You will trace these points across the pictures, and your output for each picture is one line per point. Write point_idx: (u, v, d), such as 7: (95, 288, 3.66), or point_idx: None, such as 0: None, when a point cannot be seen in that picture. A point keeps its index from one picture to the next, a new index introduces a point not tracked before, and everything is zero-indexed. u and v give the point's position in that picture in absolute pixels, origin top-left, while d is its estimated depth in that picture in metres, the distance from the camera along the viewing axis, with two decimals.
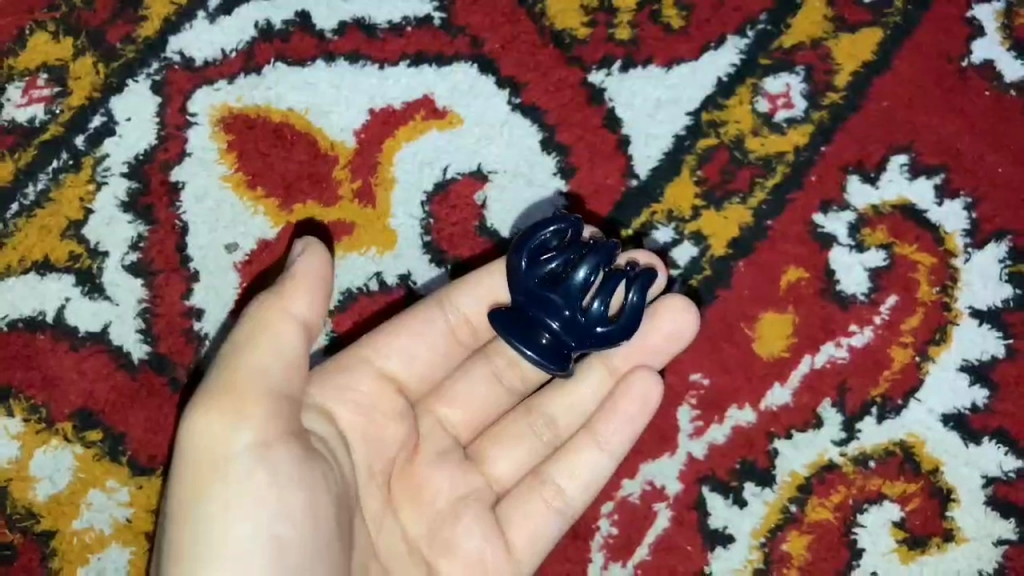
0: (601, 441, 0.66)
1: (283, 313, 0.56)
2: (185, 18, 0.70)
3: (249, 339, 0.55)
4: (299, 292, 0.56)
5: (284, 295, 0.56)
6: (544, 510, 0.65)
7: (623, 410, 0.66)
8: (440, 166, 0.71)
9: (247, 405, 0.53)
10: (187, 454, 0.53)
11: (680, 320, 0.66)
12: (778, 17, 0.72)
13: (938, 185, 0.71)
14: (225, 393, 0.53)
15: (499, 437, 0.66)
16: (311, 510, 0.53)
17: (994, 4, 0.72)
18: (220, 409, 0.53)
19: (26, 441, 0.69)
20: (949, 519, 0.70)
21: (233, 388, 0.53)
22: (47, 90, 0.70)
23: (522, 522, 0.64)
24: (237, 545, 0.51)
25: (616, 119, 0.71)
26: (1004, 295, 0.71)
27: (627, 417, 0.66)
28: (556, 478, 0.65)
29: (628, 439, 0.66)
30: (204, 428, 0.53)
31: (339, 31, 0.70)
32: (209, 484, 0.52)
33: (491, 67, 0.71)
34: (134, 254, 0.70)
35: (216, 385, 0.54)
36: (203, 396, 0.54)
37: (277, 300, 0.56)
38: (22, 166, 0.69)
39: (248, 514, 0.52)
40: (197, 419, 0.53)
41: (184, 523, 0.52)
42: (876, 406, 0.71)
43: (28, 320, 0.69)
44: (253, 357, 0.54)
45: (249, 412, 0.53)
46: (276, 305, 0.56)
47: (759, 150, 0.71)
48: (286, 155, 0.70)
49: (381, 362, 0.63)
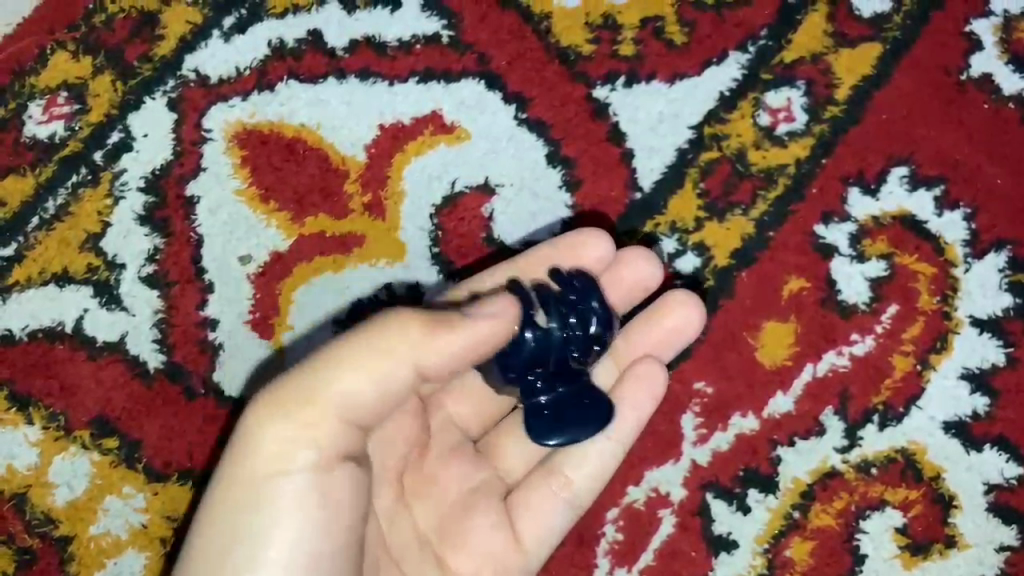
0: (608, 431, 0.67)
1: (388, 348, 0.57)
2: (200, 37, 0.72)
3: (347, 358, 0.57)
4: (419, 332, 0.57)
5: (396, 328, 0.57)
6: (552, 499, 0.66)
7: (630, 398, 0.67)
8: (449, 179, 0.72)
9: (322, 425, 0.56)
10: (250, 445, 0.57)
11: (686, 316, 0.69)
12: (780, 32, 0.73)
13: (937, 196, 0.72)
14: (305, 403, 0.57)
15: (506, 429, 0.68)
16: (356, 526, 0.58)
17: (992, 19, 0.73)
18: (293, 422, 0.56)
19: (45, 448, 0.71)
20: (951, 526, 0.72)
21: (316, 404, 0.56)
22: (67, 107, 0.71)
23: (534, 514, 0.66)
24: (275, 549, 0.56)
25: (620, 133, 0.73)
26: (1004, 304, 0.72)
27: (634, 405, 0.67)
28: (565, 468, 0.66)
29: (633, 429, 0.67)
30: (277, 430, 0.57)
31: (350, 50, 0.72)
32: (266, 482, 0.57)
33: (498, 83, 0.73)
34: (150, 266, 0.71)
35: (303, 392, 0.57)
36: (282, 394, 0.57)
37: (385, 332, 0.57)
38: (42, 181, 0.71)
39: (294, 528, 0.56)
40: (271, 417, 0.57)
41: (233, 514, 0.57)
42: (879, 413, 0.72)
43: (47, 330, 0.71)
44: (349, 380, 0.57)
45: (322, 430, 0.57)
46: (386, 336, 0.57)
47: (761, 163, 0.72)
48: (298, 169, 0.72)
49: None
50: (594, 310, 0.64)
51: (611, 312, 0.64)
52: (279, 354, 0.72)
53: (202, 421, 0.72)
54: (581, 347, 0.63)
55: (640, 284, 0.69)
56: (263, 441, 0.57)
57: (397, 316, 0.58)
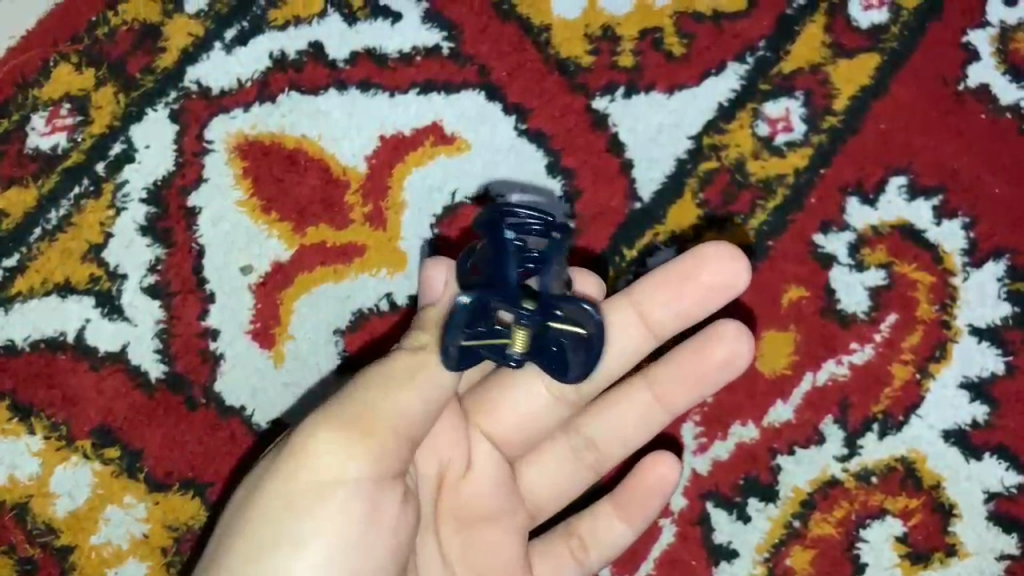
0: (621, 509, 0.70)
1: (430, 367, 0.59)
2: (203, 49, 0.72)
3: (404, 374, 0.59)
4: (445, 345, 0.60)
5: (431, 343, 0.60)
6: (569, 556, 0.71)
7: (642, 483, 0.69)
8: (449, 190, 0.73)
9: (373, 441, 0.58)
10: (305, 456, 0.58)
11: (733, 347, 0.68)
12: (778, 43, 0.73)
13: (936, 206, 0.72)
14: (366, 417, 0.58)
15: (540, 455, 0.71)
16: (401, 541, 0.60)
17: (989, 29, 0.73)
18: (345, 439, 0.58)
19: (46, 458, 0.71)
20: (952, 535, 0.72)
21: (375, 421, 0.58)
22: (70, 119, 0.72)
23: (550, 565, 0.70)
24: (316, 561, 0.57)
25: (619, 144, 0.73)
26: (1002, 313, 0.72)
27: (645, 493, 0.69)
28: (582, 532, 0.71)
29: (648, 514, 0.70)
30: (335, 441, 0.58)
31: (351, 61, 0.73)
32: (318, 492, 0.57)
33: (498, 94, 0.73)
34: (152, 276, 0.72)
35: (361, 406, 0.58)
36: (343, 409, 0.59)
37: (424, 349, 0.60)
38: (45, 192, 0.71)
39: (337, 539, 0.57)
40: (332, 428, 0.58)
41: (273, 530, 0.57)
42: (878, 422, 0.72)
43: (49, 340, 0.71)
44: (399, 397, 0.59)
45: (378, 447, 0.58)
46: (426, 353, 0.60)
47: (760, 173, 0.73)
48: (300, 180, 0.72)
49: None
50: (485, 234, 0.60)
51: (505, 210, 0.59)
52: (280, 364, 0.72)
53: (203, 431, 0.72)
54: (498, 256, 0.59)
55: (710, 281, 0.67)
56: (320, 451, 0.57)
57: (424, 331, 0.61)
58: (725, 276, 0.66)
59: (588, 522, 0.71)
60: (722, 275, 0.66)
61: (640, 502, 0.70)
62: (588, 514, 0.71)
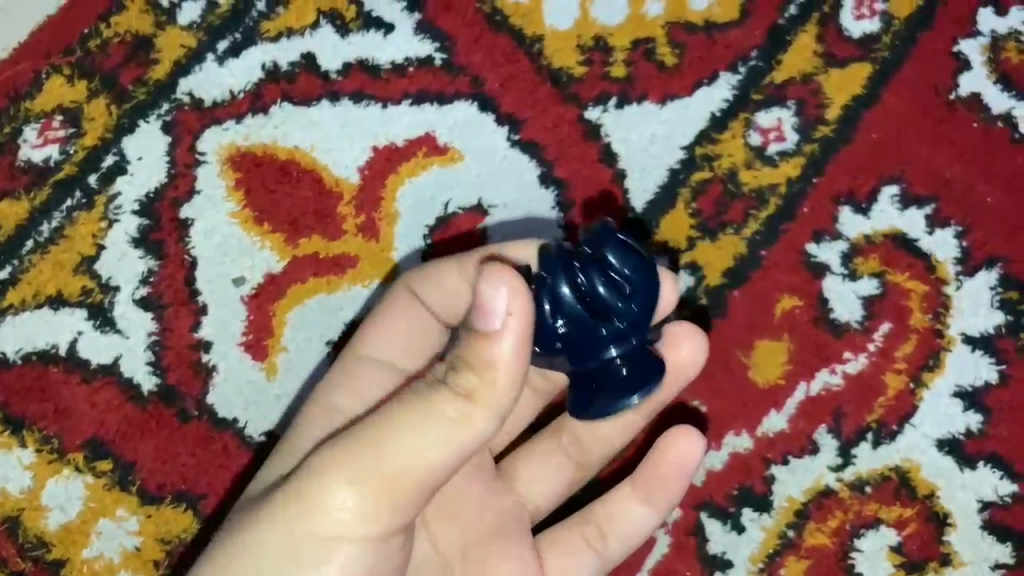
0: (636, 488, 0.70)
1: (472, 424, 0.55)
2: (195, 60, 0.72)
3: (443, 428, 0.55)
4: (494, 396, 0.54)
5: (481, 396, 0.54)
6: (585, 545, 0.70)
7: (660, 462, 0.68)
8: (442, 201, 0.73)
9: (388, 498, 0.56)
10: (315, 503, 0.57)
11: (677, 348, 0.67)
12: (770, 54, 0.73)
13: (929, 215, 0.72)
14: (387, 476, 0.56)
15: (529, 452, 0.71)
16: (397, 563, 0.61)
17: (980, 39, 0.74)
18: (360, 495, 0.56)
19: (39, 471, 0.71)
20: (946, 544, 0.72)
21: (395, 481, 0.56)
22: (62, 131, 0.72)
23: (564, 553, 0.70)
24: None
25: (612, 154, 0.73)
26: (995, 322, 0.72)
27: (659, 475, 0.69)
28: (598, 520, 0.70)
29: (670, 495, 0.69)
30: (350, 498, 0.56)
31: (343, 73, 0.73)
32: (322, 543, 0.57)
33: (491, 104, 0.73)
34: (144, 288, 0.72)
35: (384, 460, 0.56)
36: (366, 460, 0.56)
37: (472, 399, 0.54)
38: (37, 204, 0.71)
39: None
40: (348, 485, 0.56)
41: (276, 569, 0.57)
42: (872, 431, 0.72)
43: (41, 352, 0.71)
44: (427, 455, 0.55)
45: (390, 508, 0.57)
46: (473, 404, 0.54)
47: (753, 183, 0.73)
48: (292, 192, 0.72)
49: (384, 357, 0.69)
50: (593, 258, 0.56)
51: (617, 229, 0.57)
52: (273, 376, 0.72)
53: (196, 443, 0.72)
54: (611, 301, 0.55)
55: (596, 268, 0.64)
56: (329, 505, 0.57)
57: (475, 374, 0.54)
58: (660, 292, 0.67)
59: (604, 511, 0.70)
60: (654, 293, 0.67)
61: (657, 485, 0.69)
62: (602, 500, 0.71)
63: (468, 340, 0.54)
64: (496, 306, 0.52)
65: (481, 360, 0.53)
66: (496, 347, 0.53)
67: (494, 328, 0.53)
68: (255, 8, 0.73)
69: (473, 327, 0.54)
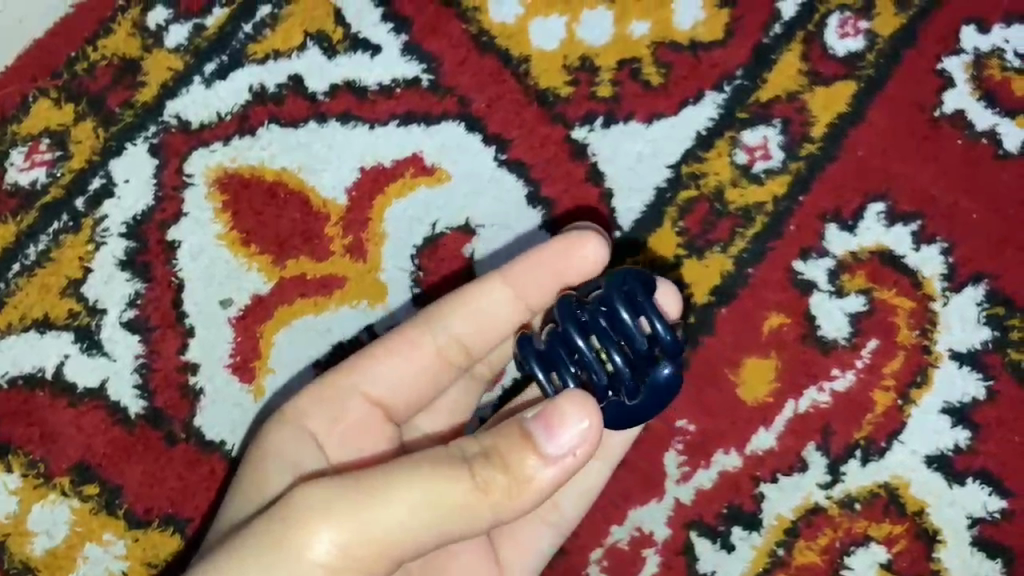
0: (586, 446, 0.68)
1: (470, 517, 0.51)
2: (182, 83, 0.72)
3: (445, 512, 0.51)
4: (504, 500, 0.51)
5: (495, 494, 0.51)
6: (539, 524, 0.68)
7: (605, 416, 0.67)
8: (430, 221, 0.73)
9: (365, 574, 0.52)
10: (290, 539, 0.51)
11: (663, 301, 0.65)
12: (755, 72, 0.74)
13: (914, 232, 0.73)
14: (370, 538, 0.51)
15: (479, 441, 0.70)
16: None
17: (963, 56, 0.74)
18: (343, 563, 0.51)
19: (25, 496, 0.71)
20: (936, 561, 0.72)
21: (378, 546, 0.51)
22: (49, 154, 0.72)
23: (520, 538, 0.68)
24: None
25: (598, 173, 0.73)
26: (982, 338, 0.72)
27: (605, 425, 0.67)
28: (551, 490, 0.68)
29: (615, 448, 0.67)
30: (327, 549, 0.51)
31: (330, 94, 0.73)
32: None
33: (478, 125, 0.74)
34: (131, 311, 0.72)
35: (375, 518, 0.51)
36: (357, 512, 0.51)
37: (486, 492, 0.51)
38: (23, 228, 0.71)
39: None
40: (332, 532, 0.51)
41: None
42: (861, 449, 0.72)
43: (28, 376, 0.71)
44: (417, 524, 0.51)
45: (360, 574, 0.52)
46: (484, 498, 0.51)
47: (739, 201, 0.73)
48: (280, 214, 0.72)
49: (367, 388, 0.65)
50: (619, 305, 0.56)
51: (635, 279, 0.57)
52: (261, 398, 0.72)
53: (183, 466, 0.72)
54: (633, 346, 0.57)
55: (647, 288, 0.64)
56: (302, 548, 0.51)
57: (505, 474, 0.51)
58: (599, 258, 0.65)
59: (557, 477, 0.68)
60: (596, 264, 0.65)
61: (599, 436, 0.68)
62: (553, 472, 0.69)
63: (513, 439, 0.52)
64: (569, 424, 0.51)
65: (518, 467, 0.51)
66: (538, 461, 0.51)
67: (549, 441, 0.51)
68: (242, 30, 0.73)
69: (528, 434, 0.52)
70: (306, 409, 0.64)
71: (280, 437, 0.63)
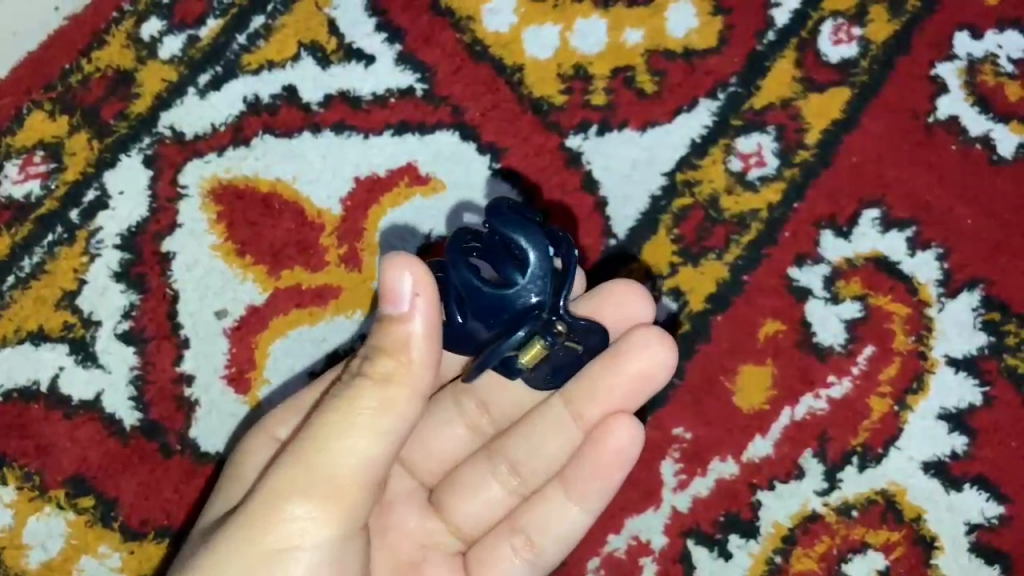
0: (571, 488, 0.66)
1: (394, 408, 0.55)
2: (176, 94, 0.73)
3: (375, 417, 0.55)
4: (411, 376, 0.55)
5: (399, 377, 0.55)
6: (515, 556, 0.67)
7: (590, 459, 0.64)
8: (424, 230, 0.73)
9: (340, 494, 0.56)
10: (268, 525, 0.56)
11: (652, 356, 0.65)
12: (748, 79, 0.74)
13: (909, 237, 0.73)
14: (329, 477, 0.55)
15: (461, 479, 0.68)
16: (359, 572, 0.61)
17: (956, 62, 0.74)
18: (314, 497, 0.56)
19: (19, 509, 0.70)
20: (935, 567, 0.71)
21: (338, 475, 0.55)
22: (43, 166, 0.72)
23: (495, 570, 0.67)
24: None
25: (593, 181, 0.73)
26: (978, 343, 0.72)
27: (592, 469, 0.65)
28: (527, 528, 0.67)
29: (599, 493, 0.65)
30: (302, 511, 0.56)
31: (325, 104, 0.73)
32: (276, 561, 0.56)
33: (472, 134, 0.74)
34: (126, 322, 0.71)
35: (323, 464, 0.55)
36: (306, 467, 0.55)
37: (390, 382, 0.55)
38: (18, 240, 0.71)
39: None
40: (297, 497, 0.55)
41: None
42: (857, 455, 0.72)
43: (23, 389, 0.71)
44: (361, 442, 0.55)
45: (342, 500, 0.56)
46: (394, 388, 0.55)
47: (734, 208, 0.73)
48: (274, 224, 0.72)
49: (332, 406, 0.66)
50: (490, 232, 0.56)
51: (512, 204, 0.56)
52: (256, 409, 0.72)
53: (179, 477, 0.72)
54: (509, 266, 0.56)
55: (642, 377, 0.65)
56: (276, 512, 0.56)
57: (392, 357, 0.55)
58: (649, 359, 0.65)
59: (534, 517, 0.67)
60: (644, 361, 0.65)
61: (582, 481, 0.65)
62: (534, 508, 0.67)
63: (381, 328, 0.55)
64: (401, 288, 0.54)
65: (394, 342, 0.54)
66: (408, 327, 0.54)
67: (404, 310, 0.54)
68: (236, 42, 0.73)
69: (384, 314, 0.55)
70: (275, 417, 0.66)
71: (250, 446, 0.66)
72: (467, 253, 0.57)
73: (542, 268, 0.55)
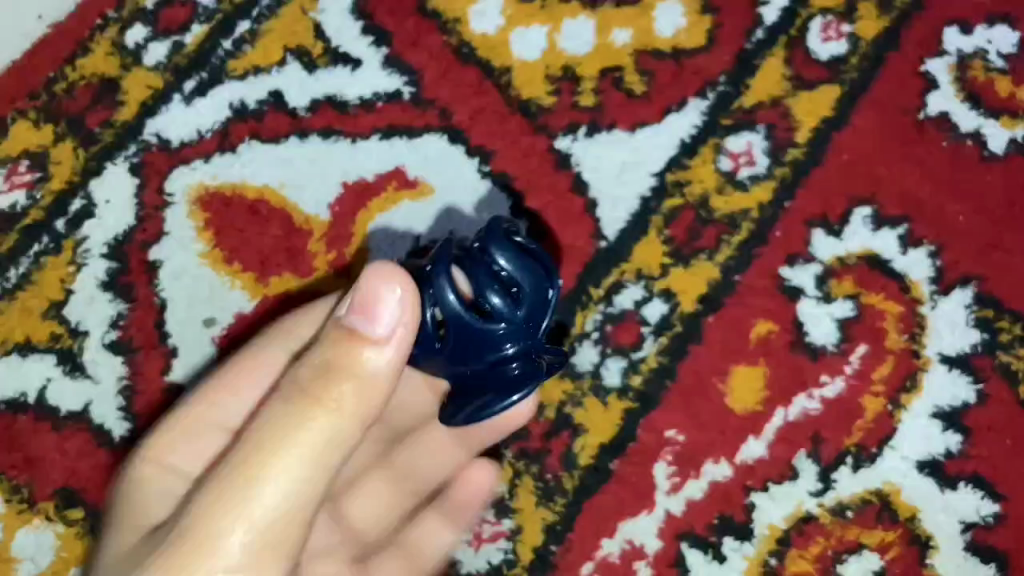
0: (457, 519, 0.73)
1: (340, 435, 0.54)
2: (162, 101, 0.72)
3: (320, 442, 0.54)
4: (361, 400, 0.54)
5: (348, 401, 0.54)
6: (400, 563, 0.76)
7: (467, 496, 0.72)
8: (412, 235, 0.72)
9: (278, 526, 0.54)
10: (203, 556, 0.52)
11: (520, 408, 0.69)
12: (737, 78, 0.74)
13: (902, 235, 0.72)
14: (270, 504, 0.53)
15: (357, 486, 0.75)
16: None
17: (946, 58, 0.74)
18: (250, 526, 0.53)
19: (9, 521, 0.70)
20: (930, 567, 0.70)
21: (277, 503, 0.53)
22: (28, 175, 0.71)
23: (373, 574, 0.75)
24: None
25: (582, 183, 0.73)
26: (972, 340, 0.71)
27: (468, 504, 0.72)
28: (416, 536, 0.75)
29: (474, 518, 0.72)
30: (240, 543, 0.53)
31: (311, 109, 0.73)
32: None
33: (461, 137, 0.73)
34: (113, 332, 0.71)
35: (264, 490, 0.53)
36: (243, 493, 0.53)
37: (341, 406, 0.54)
38: (3, 250, 0.71)
39: None
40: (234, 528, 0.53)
41: None
42: (852, 455, 0.71)
43: (10, 401, 0.70)
44: (302, 468, 0.54)
45: (281, 531, 0.54)
46: (342, 412, 0.54)
47: (725, 208, 0.73)
48: (261, 230, 0.72)
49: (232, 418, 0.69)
50: (482, 252, 0.57)
51: (500, 224, 0.58)
52: None
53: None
54: (497, 287, 0.57)
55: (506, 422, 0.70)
56: (210, 542, 0.52)
57: (341, 376, 0.54)
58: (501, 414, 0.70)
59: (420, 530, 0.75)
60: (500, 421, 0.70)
61: (461, 510, 0.72)
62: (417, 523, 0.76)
63: (333, 340, 0.55)
64: (384, 299, 0.53)
65: (352, 363, 0.54)
66: (371, 349, 0.54)
67: (380, 332, 0.54)
68: (221, 48, 0.73)
69: (352, 330, 0.54)
70: (198, 429, 0.68)
71: (167, 439, 0.68)
72: (451, 268, 0.58)
73: (526, 323, 0.58)
